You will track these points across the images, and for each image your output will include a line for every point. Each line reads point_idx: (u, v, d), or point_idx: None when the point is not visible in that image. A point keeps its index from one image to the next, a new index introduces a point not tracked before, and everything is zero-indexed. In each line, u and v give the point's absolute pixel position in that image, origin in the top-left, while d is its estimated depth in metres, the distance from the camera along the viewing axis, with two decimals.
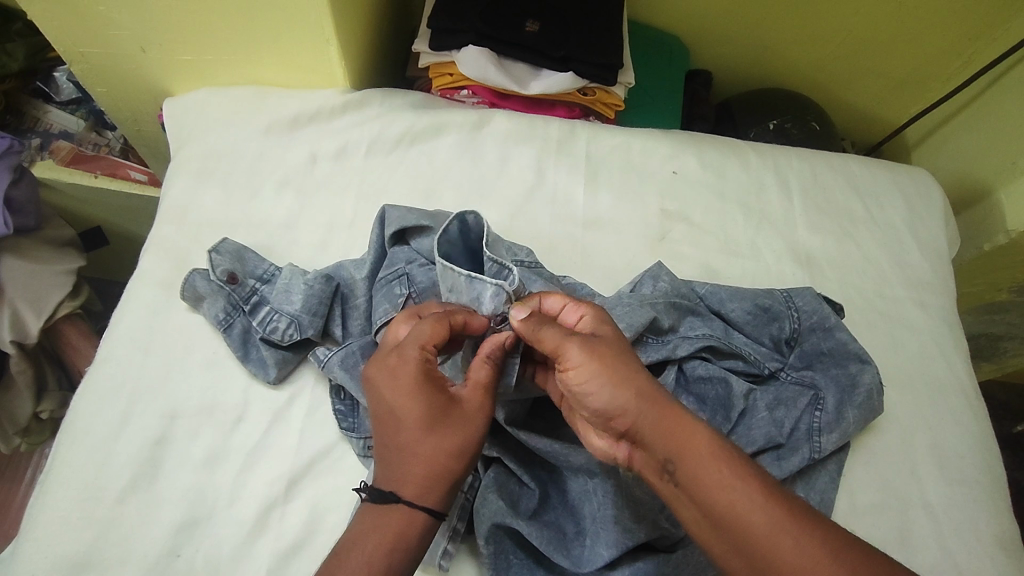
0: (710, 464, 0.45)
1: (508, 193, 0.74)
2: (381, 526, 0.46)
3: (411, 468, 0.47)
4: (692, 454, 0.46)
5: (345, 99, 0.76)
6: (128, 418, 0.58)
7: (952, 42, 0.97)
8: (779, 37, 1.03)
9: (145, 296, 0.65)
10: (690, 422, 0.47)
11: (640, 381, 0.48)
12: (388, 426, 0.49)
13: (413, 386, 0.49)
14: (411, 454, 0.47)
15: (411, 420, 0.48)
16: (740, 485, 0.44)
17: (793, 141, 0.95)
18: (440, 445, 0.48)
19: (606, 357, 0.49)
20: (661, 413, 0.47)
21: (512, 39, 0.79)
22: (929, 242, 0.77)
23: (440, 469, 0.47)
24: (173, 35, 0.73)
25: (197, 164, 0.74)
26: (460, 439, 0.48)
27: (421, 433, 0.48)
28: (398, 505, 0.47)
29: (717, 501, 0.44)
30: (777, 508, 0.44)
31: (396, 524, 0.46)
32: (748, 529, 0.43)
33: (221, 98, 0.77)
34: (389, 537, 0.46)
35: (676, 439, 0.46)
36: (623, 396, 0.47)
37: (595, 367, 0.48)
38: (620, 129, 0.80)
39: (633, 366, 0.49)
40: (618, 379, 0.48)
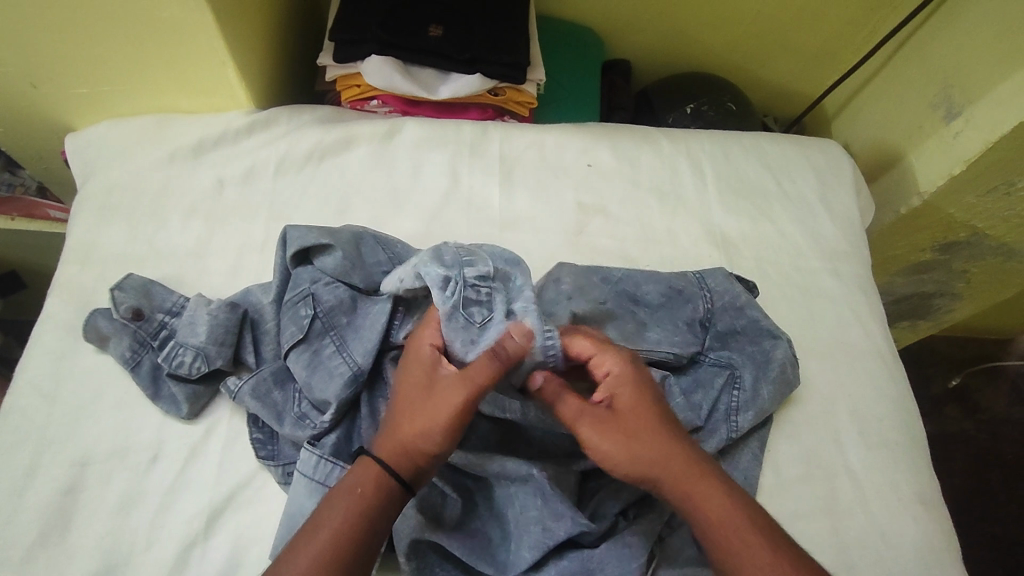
0: (726, 537, 0.48)
1: (422, 201, 0.74)
2: (365, 475, 0.48)
3: (390, 436, 0.50)
4: (705, 515, 0.49)
5: (249, 120, 0.75)
6: (34, 470, 0.56)
7: (856, 14, 1.00)
8: (691, 23, 1.04)
9: (50, 340, 0.63)
10: (708, 483, 0.50)
11: (662, 442, 0.51)
12: (425, 397, 0.50)
13: (427, 368, 0.52)
14: (392, 425, 0.50)
15: (405, 392, 0.51)
16: (757, 546, 0.47)
17: (711, 123, 0.96)
18: (416, 418, 0.49)
19: (626, 425, 0.51)
20: (683, 480, 0.50)
21: (415, 45, 0.78)
22: (840, 212, 0.78)
23: (406, 436, 0.49)
24: (61, 67, 0.71)
25: (99, 199, 0.72)
26: (435, 420, 0.49)
27: (405, 399, 0.51)
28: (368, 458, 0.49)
29: (734, 570, 0.47)
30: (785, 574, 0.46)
31: (364, 477, 0.48)
32: None
33: (121, 129, 0.75)
34: (360, 487, 0.48)
35: (696, 503, 0.49)
36: (645, 461, 0.50)
37: (617, 437, 0.51)
38: (532, 126, 0.80)
39: (650, 434, 0.51)
40: (642, 441, 0.50)
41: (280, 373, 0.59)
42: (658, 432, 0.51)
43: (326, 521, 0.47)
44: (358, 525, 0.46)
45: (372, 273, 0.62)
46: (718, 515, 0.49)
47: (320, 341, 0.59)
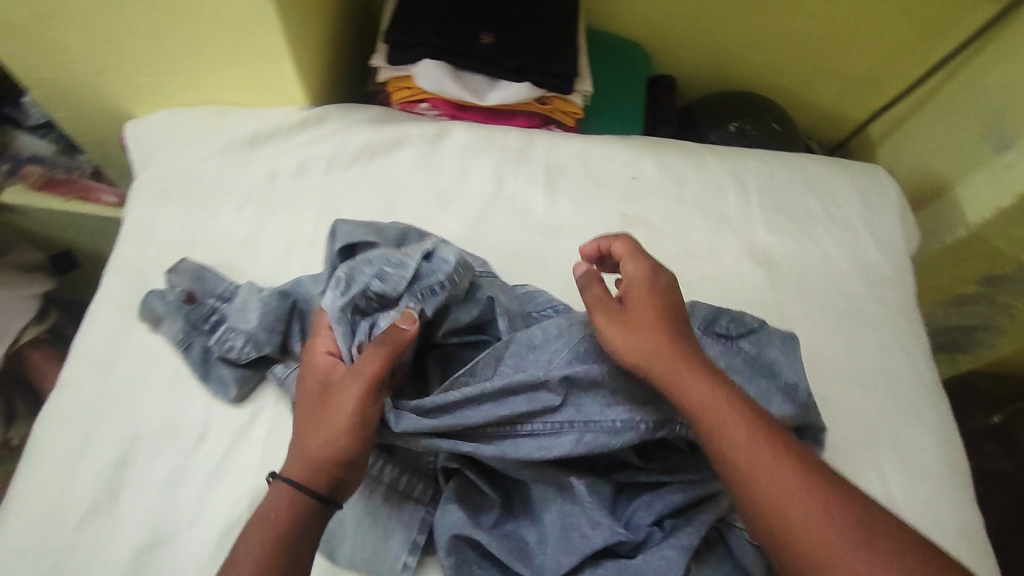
0: (719, 433, 0.48)
1: (467, 204, 0.75)
2: (283, 500, 0.49)
3: (294, 458, 0.50)
4: (693, 404, 0.49)
5: (304, 116, 0.78)
6: (87, 443, 0.58)
7: (907, 41, 0.99)
8: (736, 43, 1.04)
9: (106, 318, 0.65)
10: (698, 377, 0.50)
11: (665, 331, 0.53)
12: (320, 409, 0.52)
13: (321, 381, 0.53)
14: (297, 446, 0.51)
15: (306, 412, 0.52)
16: (750, 446, 0.47)
17: (755, 142, 0.96)
18: (314, 435, 0.50)
19: (640, 313, 0.54)
20: (678, 364, 0.51)
21: (468, 52, 0.79)
22: (886, 238, 0.78)
23: (309, 455, 0.50)
24: (130, 57, 0.75)
25: (157, 185, 0.74)
26: (330, 431, 0.50)
27: (307, 419, 0.52)
28: (276, 485, 0.50)
29: (732, 465, 0.47)
30: (778, 470, 0.46)
31: (280, 500, 0.49)
32: (762, 488, 0.45)
33: (181, 119, 0.78)
34: (274, 511, 0.48)
35: (684, 386, 0.50)
36: (642, 339, 0.53)
37: (620, 322, 0.54)
38: (578, 136, 0.81)
39: (656, 323, 0.54)
40: (642, 329, 0.53)
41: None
42: (661, 329, 0.53)
43: (246, 551, 0.47)
44: (280, 550, 0.47)
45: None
46: (703, 395, 0.49)
47: None
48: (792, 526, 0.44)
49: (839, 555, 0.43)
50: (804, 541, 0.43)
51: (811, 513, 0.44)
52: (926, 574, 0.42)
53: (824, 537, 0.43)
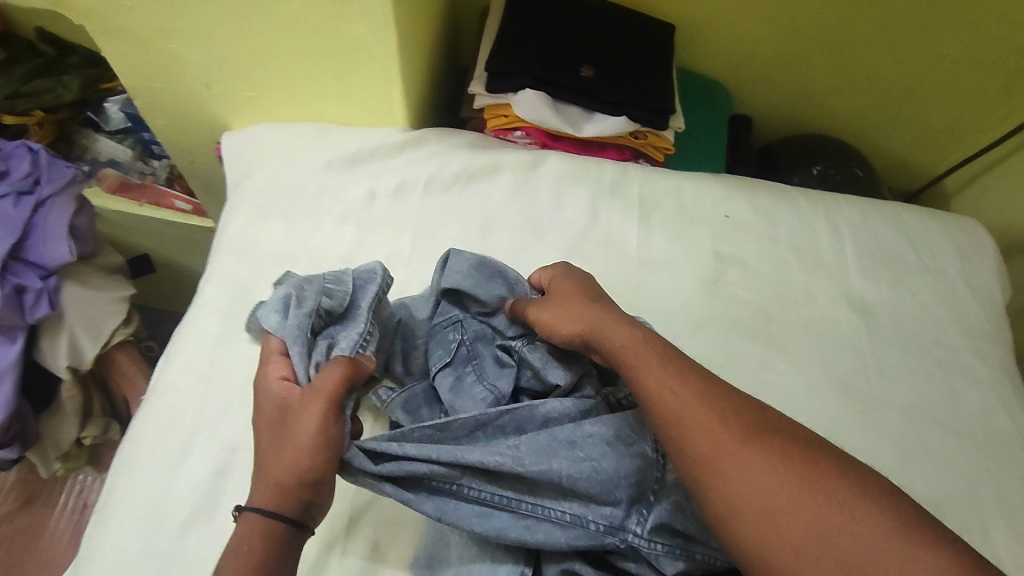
0: (660, 387, 0.48)
1: (562, 233, 0.75)
2: (251, 532, 0.45)
3: (256, 490, 0.47)
4: (633, 361, 0.51)
5: (403, 138, 0.79)
6: (186, 449, 0.58)
7: (992, 94, 0.99)
8: (815, 87, 1.05)
9: (206, 326, 0.66)
10: (637, 340, 0.52)
11: (599, 313, 0.55)
12: (279, 436, 0.49)
13: (274, 410, 0.51)
14: (259, 477, 0.48)
15: (263, 443, 0.50)
16: (688, 401, 0.47)
17: (838, 186, 0.96)
18: (276, 461, 0.48)
19: (568, 300, 0.58)
20: (619, 332, 0.53)
21: (568, 84, 0.80)
22: (983, 291, 0.77)
23: (273, 481, 0.47)
24: (240, 72, 0.77)
25: (257, 197, 0.76)
26: (290, 453, 0.47)
27: (263, 449, 0.49)
28: (243, 519, 0.46)
29: (665, 417, 0.46)
30: (719, 425, 0.45)
31: (250, 537, 0.45)
32: (698, 437, 0.45)
33: (282, 133, 0.80)
34: (245, 545, 0.45)
35: (643, 381, 0.49)
36: (569, 318, 0.56)
37: (557, 307, 0.58)
38: (671, 172, 0.81)
39: (588, 303, 0.57)
40: (572, 308, 0.57)
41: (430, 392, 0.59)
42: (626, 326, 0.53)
43: None
44: None
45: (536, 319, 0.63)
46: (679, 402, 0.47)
47: (464, 369, 0.59)
48: (725, 476, 0.43)
49: (804, 531, 0.40)
50: (737, 489, 0.42)
51: (750, 464, 0.43)
52: (867, 537, 0.39)
53: (792, 528, 0.40)
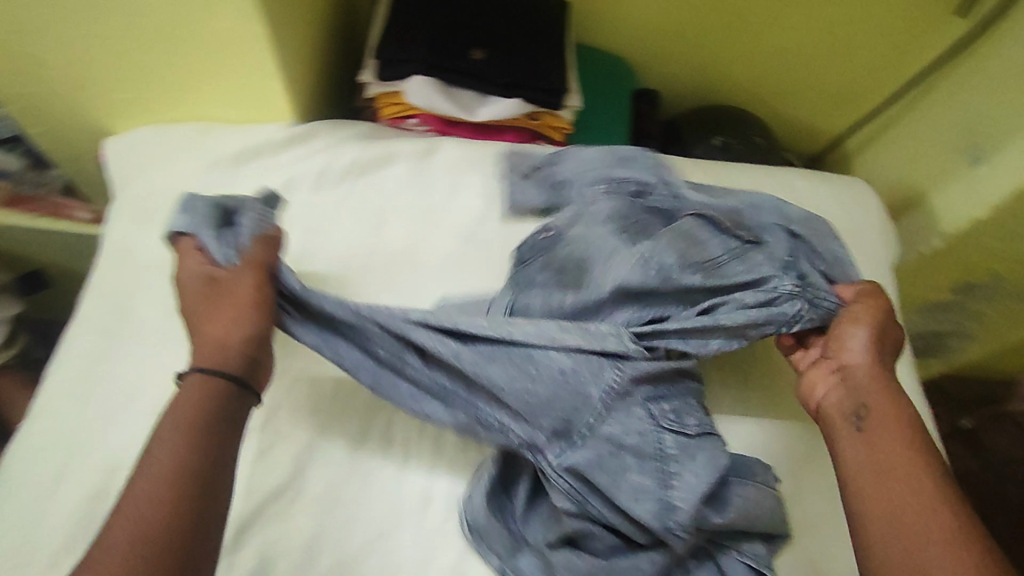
0: (895, 444, 0.53)
1: (458, 221, 0.75)
2: (194, 395, 0.51)
3: (199, 351, 0.54)
4: (887, 415, 0.55)
5: (290, 133, 0.77)
6: (61, 476, 0.57)
7: (882, 56, 1.02)
8: (717, 57, 1.06)
9: (81, 345, 0.64)
10: (897, 394, 0.57)
11: (865, 347, 0.59)
12: (202, 303, 0.57)
13: (200, 282, 0.59)
14: (202, 344, 0.55)
15: (200, 315, 0.57)
16: (917, 472, 0.51)
17: (738, 156, 0.98)
18: (218, 327, 0.55)
19: (887, 329, 0.61)
20: (880, 383, 0.57)
21: (459, 68, 0.79)
22: (868, 250, 0.80)
23: (218, 345, 0.54)
24: (109, 73, 0.72)
25: (137, 205, 0.72)
26: (232, 319, 0.56)
27: (202, 320, 0.56)
28: (189, 376, 0.53)
29: (880, 467, 0.52)
30: (932, 497, 0.50)
31: (193, 392, 0.51)
32: (912, 502, 0.50)
33: (163, 135, 0.76)
34: (192, 408, 0.50)
35: (871, 440, 0.54)
36: (859, 339, 0.60)
37: (861, 329, 0.60)
38: (567, 152, 0.81)
39: (886, 337, 0.61)
40: (860, 332, 0.60)
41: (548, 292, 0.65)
42: (870, 363, 0.59)
43: (163, 448, 0.48)
44: (196, 445, 0.49)
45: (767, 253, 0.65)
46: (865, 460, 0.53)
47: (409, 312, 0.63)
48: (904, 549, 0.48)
49: None
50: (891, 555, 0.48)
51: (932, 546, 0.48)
52: None
53: None
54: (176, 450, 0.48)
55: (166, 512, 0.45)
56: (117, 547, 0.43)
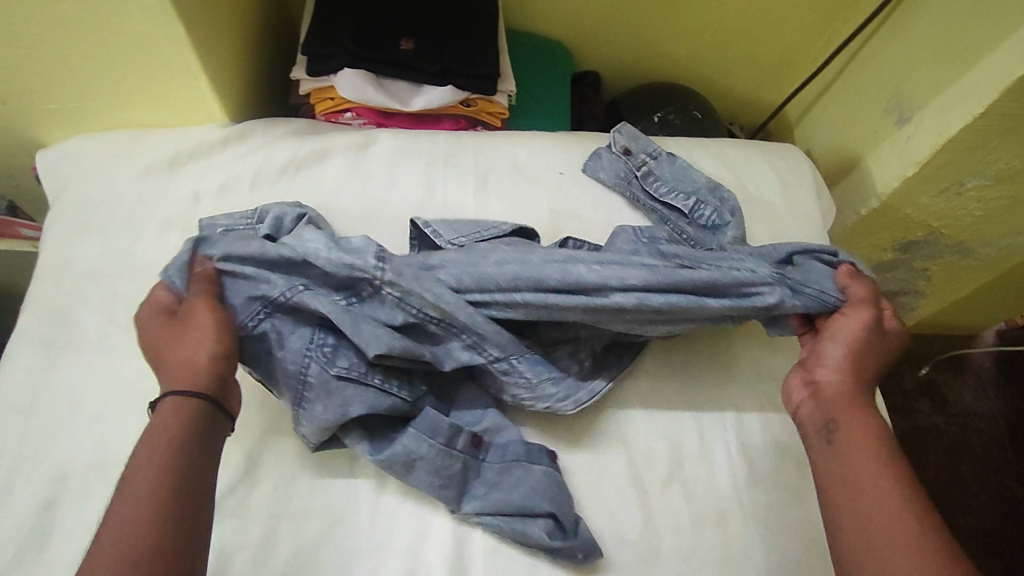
0: (868, 450, 0.53)
1: (399, 209, 0.75)
2: (178, 416, 0.50)
3: (172, 377, 0.52)
4: (858, 423, 0.55)
5: (224, 133, 0.76)
6: (9, 488, 0.57)
7: (813, 24, 1.04)
8: (654, 35, 1.08)
9: (23, 357, 0.63)
10: (871, 409, 0.56)
11: (864, 355, 0.59)
12: (171, 337, 0.54)
13: (162, 310, 0.56)
14: (185, 369, 0.52)
15: (169, 342, 0.54)
16: (880, 478, 0.51)
17: (678, 130, 0.99)
18: (187, 352, 0.53)
19: (873, 341, 0.60)
20: (862, 393, 0.57)
21: (388, 59, 0.80)
22: (803, 212, 0.82)
23: (203, 374, 0.52)
24: (32, 85, 0.71)
25: (74, 215, 0.72)
26: (187, 351, 0.53)
27: (174, 347, 0.53)
28: (173, 396, 0.51)
29: (857, 477, 0.52)
30: (897, 501, 0.50)
31: (176, 411, 0.50)
32: (875, 504, 0.50)
33: (95, 144, 0.75)
34: (178, 429, 0.49)
35: (860, 466, 0.52)
36: (840, 349, 0.59)
37: (849, 337, 0.60)
38: (505, 136, 0.82)
39: (876, 345, 0.60)
40: (851, 341, 0.60)
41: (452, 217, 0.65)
42: (849, 368, 0.58)
43: (154, 456, 0.47)
44: (184, 464, 0.48)
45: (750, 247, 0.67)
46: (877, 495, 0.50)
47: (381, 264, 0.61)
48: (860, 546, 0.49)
49: None
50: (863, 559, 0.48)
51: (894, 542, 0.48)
52: None
53: None
54: (150, 486, 0.46)
55: (166, 526, 0.45)
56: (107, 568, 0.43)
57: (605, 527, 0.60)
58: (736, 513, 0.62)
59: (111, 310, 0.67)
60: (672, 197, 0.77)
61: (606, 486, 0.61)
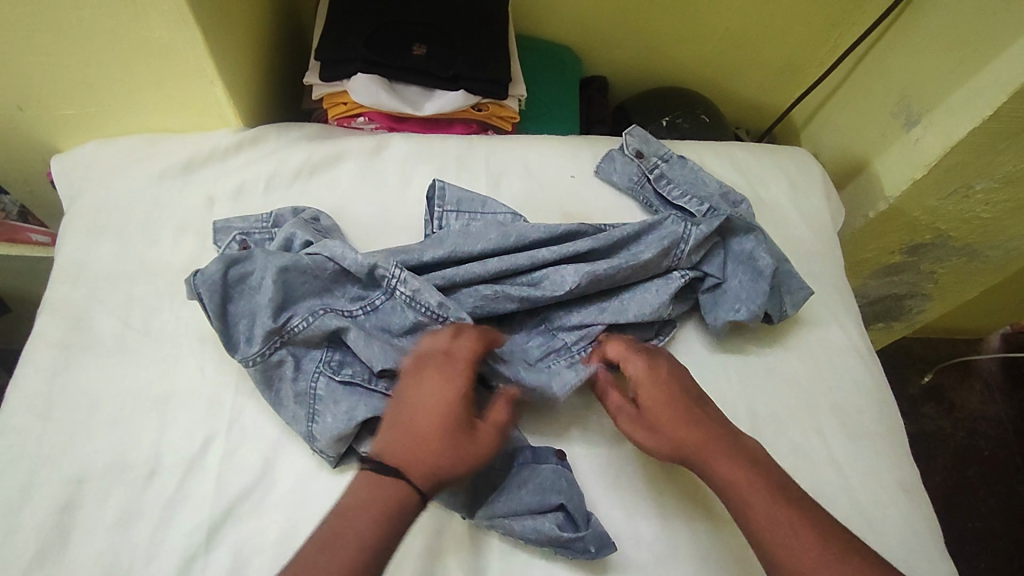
0: (754, 504, 0.54)
1: (412, 212, 0.76)
2: (395, 493, 0.52)
3: (406, 458, 0.53)
4: (726, 476, 0.55)
5: (239, 138, 0.77)
6: (28, 490, 0.57)
7: (819, 29, 1.05)
8: (662, 40, 1.09)
9: (41, 360, 0.64)
10: (728, 451, 0.56)
11: (672, 414, 0.58)
12: (411, 423, 0.54)
13: (439, 361, 0.57)
14: (434, 453, 0.53)
15: (419, 415, 0.54)
16: (775, 523, 0.53)
17: (686, 134, 1.00)
18: (442, 443, 0.53)
19: (653, 398, 0.59)
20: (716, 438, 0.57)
21: (401, 64, 0.80)
22: (813, 215, 0.82)
23: (448, 467, 0.53)
24: (49, 90, 0.72)
25: (89, 219, 0.72)
26: (470, 438, 0.54)
27: (439, 432, 0.53)
28: (405, 484, 0.52)
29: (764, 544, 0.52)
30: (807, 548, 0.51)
31: (393, 494, 0.52)
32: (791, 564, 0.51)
33: (111, 149, 0.76)
34: (387, 505, 0.52)
35: (751, 503, 0.54)
36: (660, 426, 0.58)
37: (648, 404, 0.59)
38: (517, 140, 0.83)
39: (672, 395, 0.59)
40: (655, 415, 0.58)
41: (461, 233, 0.68)
42: (674, 426, 0.57)
43: (349, 529, 0.51)
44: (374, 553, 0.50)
45: (734, 267, 0.71)
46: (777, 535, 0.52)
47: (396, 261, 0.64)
48: None
49: None
50: None
51: None
52: None
53: None
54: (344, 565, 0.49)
55: None
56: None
57: (622, 527, 0.59)
58: None
59: (128, 313, 0.67)
60: (682, 198, 0.77)
61: (621, 486, 0.61)
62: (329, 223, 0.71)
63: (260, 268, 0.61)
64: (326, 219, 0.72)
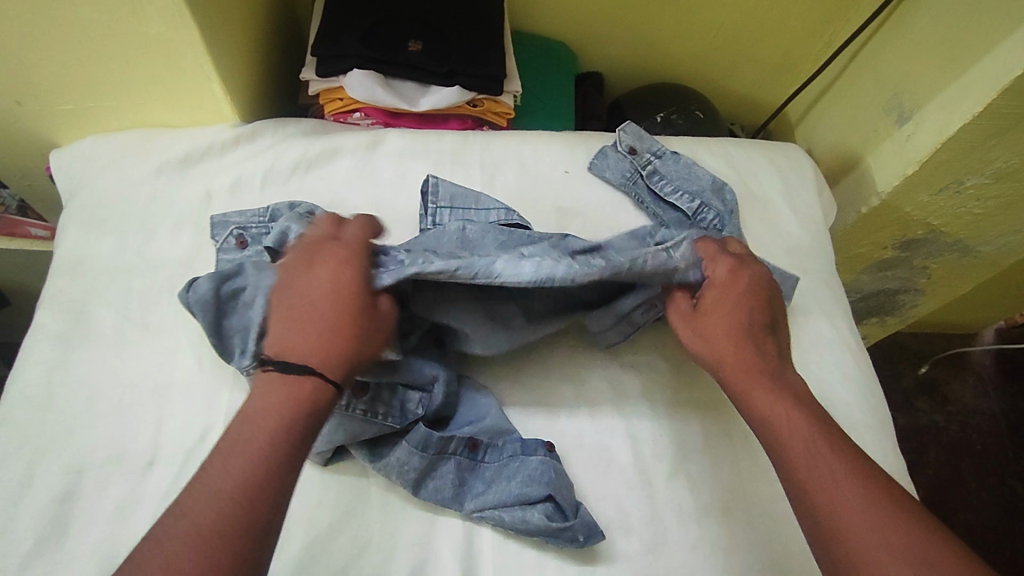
0: (774, 414, 0.54)
1: (407, 207, 0.76)
2: (299, 390, 0.50)
3: (301, 342, 0.53)
4: (755, 388, 0.56)
5: (236, 133, 0.77)
6: (29, 479, 0.58)
7: (814, 25, 1.06)
8: (658, 36, 1.10)
9: (41, 353, 0.65)
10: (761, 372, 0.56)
11: (732, 330, 0.59)
12: (309, 308, 0.55)
13: (298, 267, 0.58)
14: (330, 338, 0.53)
15: (317, 300, 0.55)
16: (793, 429, 0.52)
17: (681, 130, 1.01)
18: (337, 327, 0.54)
19: (715, 311, 0.60)
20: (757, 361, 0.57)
21: (396, 60, 0.81)
22: (804, 210, 0.83)
23: (341, 354, 0.53)
24: (46, 85, 0.73)
25: (88, 214, 0.73)
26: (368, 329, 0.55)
27: (333, 315, 0.54)
28: (308, 373, 0.51)
29: (781, 446, 0.52)
30: (824, 456, 0.50)
31: (297, 391, 0.50)
32: (799, 466, 0.50)
33: (108, 144, 0.77)
34: (289, 402, 0.50)
35: (774, 420, 0.53)
36: (712, 334, 0.59)
37: (712, 314, 0.60)
38: (511, 135, 0.84)
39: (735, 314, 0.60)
40: (715, 323, 0.60)
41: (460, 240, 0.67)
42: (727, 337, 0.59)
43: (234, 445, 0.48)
44: (256, 473, 0.47)
45: None
46: (808, 467, 0.50)
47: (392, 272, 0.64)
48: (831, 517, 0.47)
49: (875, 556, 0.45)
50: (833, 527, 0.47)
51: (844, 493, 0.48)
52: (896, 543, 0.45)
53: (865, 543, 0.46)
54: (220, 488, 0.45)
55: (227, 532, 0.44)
56: (200, 528, 0.44)
57: (612, 516, 0.61)
58: (738, 505, 0.63)
59: (126, 306, 0.68)
60: (675, 196, 0.79)
61: (613, 477, 0.62)
62: (327, 221, 0.72)
63: (249, 277, 0.62)
64: (322, 213, 0.72)
